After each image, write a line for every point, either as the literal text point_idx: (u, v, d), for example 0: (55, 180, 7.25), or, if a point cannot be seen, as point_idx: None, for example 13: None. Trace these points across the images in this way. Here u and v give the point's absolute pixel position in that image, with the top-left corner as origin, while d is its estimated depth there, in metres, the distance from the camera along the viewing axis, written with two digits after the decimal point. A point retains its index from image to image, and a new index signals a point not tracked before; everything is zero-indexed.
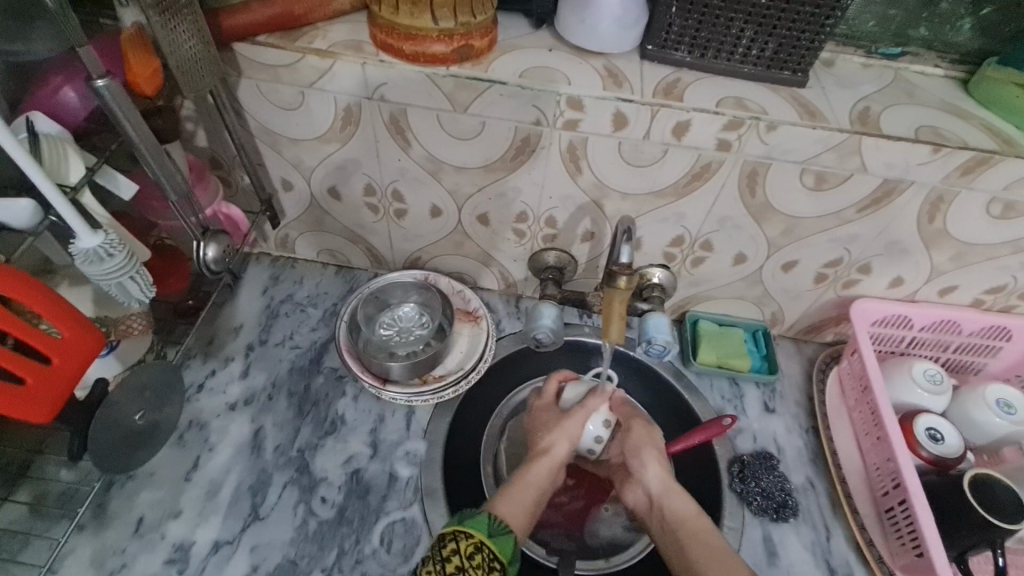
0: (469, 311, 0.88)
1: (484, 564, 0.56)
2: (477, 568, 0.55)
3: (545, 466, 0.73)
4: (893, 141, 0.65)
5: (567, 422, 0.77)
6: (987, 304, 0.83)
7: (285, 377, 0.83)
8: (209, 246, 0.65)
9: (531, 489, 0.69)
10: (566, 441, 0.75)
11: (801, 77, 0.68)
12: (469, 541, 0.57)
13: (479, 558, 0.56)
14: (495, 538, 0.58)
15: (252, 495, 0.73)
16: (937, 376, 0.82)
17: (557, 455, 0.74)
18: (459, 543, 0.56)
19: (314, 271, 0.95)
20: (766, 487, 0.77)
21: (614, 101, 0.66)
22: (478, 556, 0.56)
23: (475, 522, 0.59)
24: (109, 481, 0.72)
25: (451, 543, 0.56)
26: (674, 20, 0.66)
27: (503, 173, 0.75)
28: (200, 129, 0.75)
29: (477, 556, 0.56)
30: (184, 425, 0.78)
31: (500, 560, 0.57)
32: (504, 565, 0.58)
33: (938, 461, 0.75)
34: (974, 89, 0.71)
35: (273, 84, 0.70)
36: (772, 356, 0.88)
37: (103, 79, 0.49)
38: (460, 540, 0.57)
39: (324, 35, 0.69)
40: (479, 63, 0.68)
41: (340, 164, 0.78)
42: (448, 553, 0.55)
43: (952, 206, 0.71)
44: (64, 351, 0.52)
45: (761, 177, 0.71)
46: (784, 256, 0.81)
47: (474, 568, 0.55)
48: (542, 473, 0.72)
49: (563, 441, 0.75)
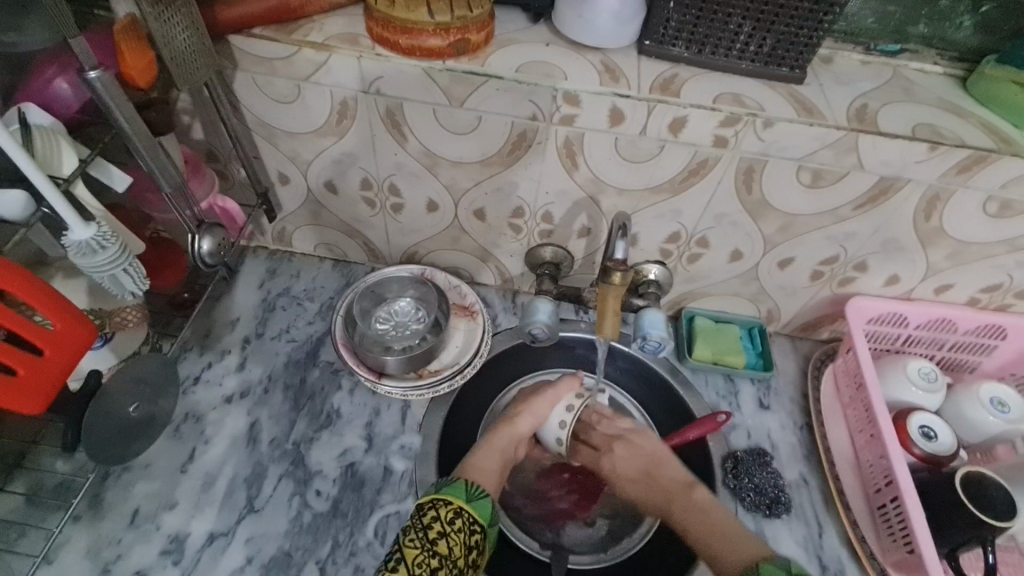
0: (466, 306, 0.88)
1: (465, 528, 0.56)
2: (458, 533, 0.55)
3: (509, 433, 0.73)
4: (890, 139, 0.65)
5: (536, 401, 0.77)
6: (983, 303, 0.83)
7: (281, 370, 0.83)
8: (204, 238, 0.65)
9: (497, 451, 0.69)
10: (534, 419, 0.76)
11: (798, 74, 0.68)
12: (449, 508, 0.57)
13: (460, 523, 0.56)
14: (474, 504, 0.58)
15: (247, 488, 0.73)
16: (931, 374, 0.82)
17: (522, 426, 0.75)
18: (438, 510, 0.56)
19: (311, 265, 0.95)
20: (760, 483, 0.77)
21: (611, 97, 0.65)
22: (459, 521, 0.56)
23: (453, 489, 0.59)
24: (105, 472, 0.73)
25: (431, 511, 0.56)
26: (672, 16, 0.66)
27: (499, 168, 0.75)
28: (196, 122, 0.75)
29: (458, 521, 0.56)
30: (180, 417, 0.78)
31: (481, 524, 0.58)
32: (484, 528, 0.58)
33: (930, 458, 0.75)
34: (972, 87, 0.71)
35: (269, 76, 0.69)
36: (768, 353, 0.89)
37: (95, 71, 0.49)
38: (439, 507, 0.57)
39: (321, 27, 0.68)
40: (476, 57, 0.67)
41: (338, 158, 0.78)
42: (427, 521, 0.55)
43: (949, 204, 0.70)
44: (56, 342, 0.52)
45: (757, 175, 0.71)
46: (780, 253, 0.81)
47: (455, 533, 0.55)
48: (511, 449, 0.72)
49: (529, 420, 0.76)
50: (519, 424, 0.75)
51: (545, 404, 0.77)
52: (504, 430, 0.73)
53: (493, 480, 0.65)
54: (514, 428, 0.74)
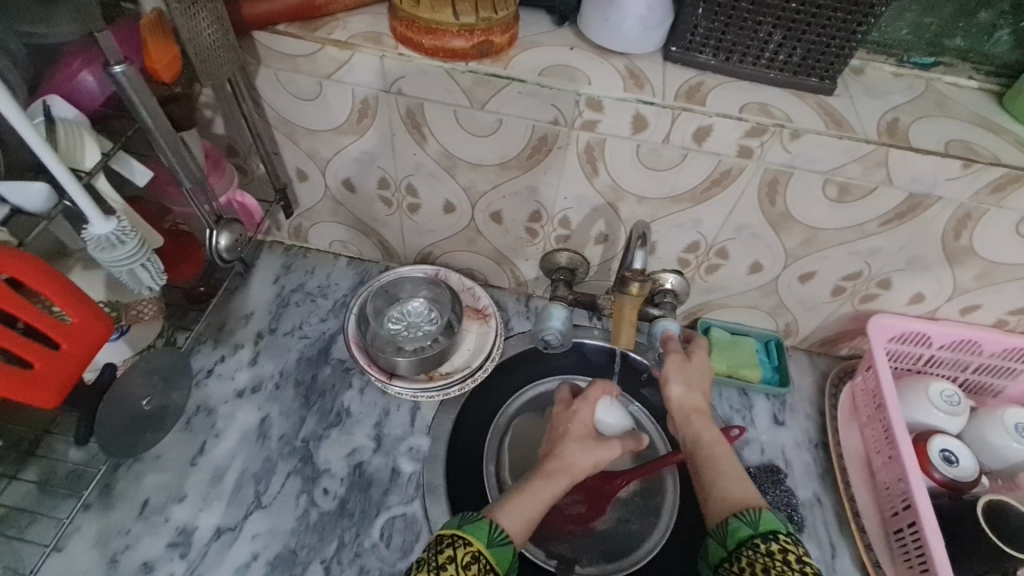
0: (479, 308, 0.88)
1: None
2: None
3: (564, 477, 0.67)
4: (921, 154, 0.63)
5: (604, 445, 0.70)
6: (1010, 325, 0.81)
7: (292, 366, 0.84)
8: (222, 234, 0.65)
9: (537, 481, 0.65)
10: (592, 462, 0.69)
11: (828, 84, 0.66)
12: (467, 550, 0.55)
13: (476, 568, 0.54)
14: (493, 550, 0.56)
15: (255, 483, 0.73)
16: (954, 397, 0.79)
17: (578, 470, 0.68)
18: (456, 550, 0.54)
19: (326, 261, 0.95)
20: (772, 502, 0.75)
21: (635, 103, 0.64)
22: (474, 566, 0.55)
23: (474, 528, 0.57)
24: (116, 462, 0.73)
25: (448, 550, 0.54)
26: (700, 22, 0.64)
27: (518, 172, 0.75)
28: (218, 117, 0.75)
29: (474, 566, 0.54)
30: (192, 409, 0.78)
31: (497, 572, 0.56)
32: None
33: (951, 483, 0.72)
34: (1009, 103, 0.69)
35: (291, 73, 0.69)
36: (784, 368, 0.87)
37: (121, 65, 0.49)
38: (457, 547, 0.55)
39: (345, 25, 0.68)
40: (499, 59, 0.66)
41: (356, 156, 0.78)
42: (444, 561, 0.54)
43: (979, 223, 0.68)
44: (73, 337, 0.52)
45: (781, 187, 0.69)
46: (802, 267, 0.79)
47: None
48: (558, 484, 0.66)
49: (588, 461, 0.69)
50: (579, 461, 0.68)
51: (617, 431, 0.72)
52: (559, 472, 0.67)
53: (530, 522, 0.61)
54: (563, 459, 0.68)
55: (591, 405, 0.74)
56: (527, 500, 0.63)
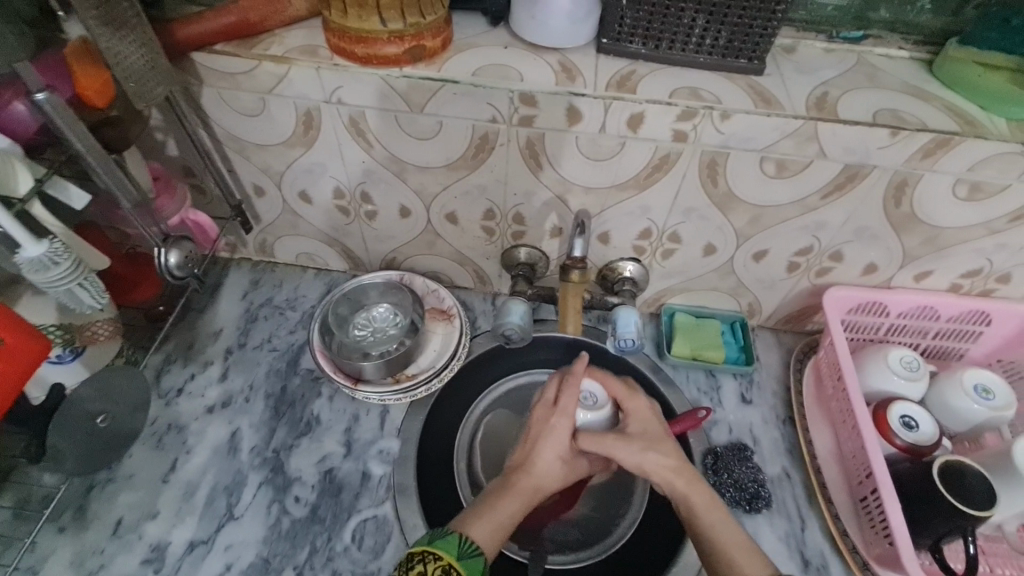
0: (443, 309, 0.89)
1: None
2: None
3: (521, 494, 0.66)
4: (849, 125, 0.64)
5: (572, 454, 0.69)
6: (964, 288, 0.82)
7: (262, 379, 0.85)
8: (171, 252, 0.66)
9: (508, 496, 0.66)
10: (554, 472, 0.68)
11: (757, 64, 0.68)
12: (438, 564, 0.57)
13: None
14: (465, 561, 0.58)
15: (226, 496, 0.74)
16: (913, 362, 0.80)
17: (541, 477, 0.68)
18: (427, 566, 0.57)
19: (294, 274, 0.97)
20: (739, 478, 0.76)
21: (567, 96, 0.66)
22: None
23: (445, 543, 0.59)
24: (90, 484, 0.75)
25: (418, 565, 0.57)
26: (626, 13, 0.66)
27: (465, 172, 0.76)
28: (170, 139, 0.77)
29: None
30: (164, 427, 0.80)
31: None
32: None
33: (912, 448, 0.73)
34: (938, 70, 0.70)
35: (234, 91, 0.71)
36: (750, 347, 0.88)
37: (42, 92, 0.51)
38: (428, 562, 0.57)
39: (281, 40, 0.69)
40: (433, 63, 0.68)
41: (307, 168, 0.80)
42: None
43: (917, 190, 0.69)
44: (8, 355, 0.53)
45: (720, 167, 0.70)
46: (753, 246, 0.80)
47: None
48: (516, 502, 0.66)
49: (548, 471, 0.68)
50: (545, 474, 0.68)
51: (588, 442, 0.69)
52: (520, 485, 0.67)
53: (497, 534, 0.62)
54: (534, 479, 0.67)
55: (568, 418, 0.70)
56: (497, 513, 0.64)
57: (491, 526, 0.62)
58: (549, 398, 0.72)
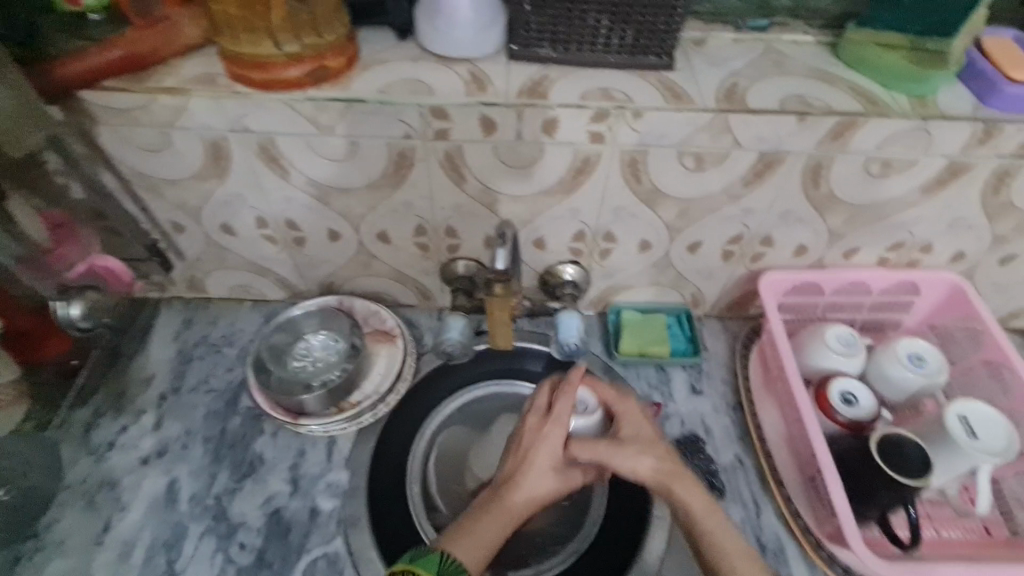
0: (386, 331, 0.86)
1: None
2: None
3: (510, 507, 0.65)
4: (757, 114, 0.65)
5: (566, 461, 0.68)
6: (892, 261, 0.84)
7: (200, 423, 0.81)
8: (73, 304, 0.72)
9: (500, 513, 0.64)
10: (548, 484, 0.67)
11: (666, 60, 0.68)
12: None
13: None
14: None
15: (167, 551, 0.71)
16: (850, 339, 0.82)
17: (532, 491, 0.66)
18: None
19: (229, 309, 0.93)
20: (693, 471, 0.77)
21: (478, 107, 0.65)
22: None
23: (425, 561, 0.59)
24: (16, 555, 0.70)
25: None
26: (530, 18, 0.65)
27: (388, 190, 0.74)
28: (72, 182, 0.72)
29: None
30: (95, 485, 0.75)
31: None
32: None
33: (852, 424, 0.75)
34: (841, 53, 0.71)
35: (132, 127, 0.67)
36: (696, 338, 0.89)
37: None
38: None
39: (177, 71, 0.67)
40: (338, 82, 0.66)
41: (224, 200, 0.77)
42: None
43: (832, 171, 0.71)
44: None
45: (641, 165, 0.70)
46: (686, 238, 0.81)
47: None
48: (503, 517, 0.64)
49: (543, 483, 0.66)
50: (537, 485, 0.66)
51: (582, 449, 0.68)
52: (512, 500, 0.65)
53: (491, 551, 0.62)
54: (525, 491, 0.66)
55: (561, 426, 0.69)
56: (484, 532, 0.63)
57: (483, 544, 0.62)
58: (541, 405, 0.72)
